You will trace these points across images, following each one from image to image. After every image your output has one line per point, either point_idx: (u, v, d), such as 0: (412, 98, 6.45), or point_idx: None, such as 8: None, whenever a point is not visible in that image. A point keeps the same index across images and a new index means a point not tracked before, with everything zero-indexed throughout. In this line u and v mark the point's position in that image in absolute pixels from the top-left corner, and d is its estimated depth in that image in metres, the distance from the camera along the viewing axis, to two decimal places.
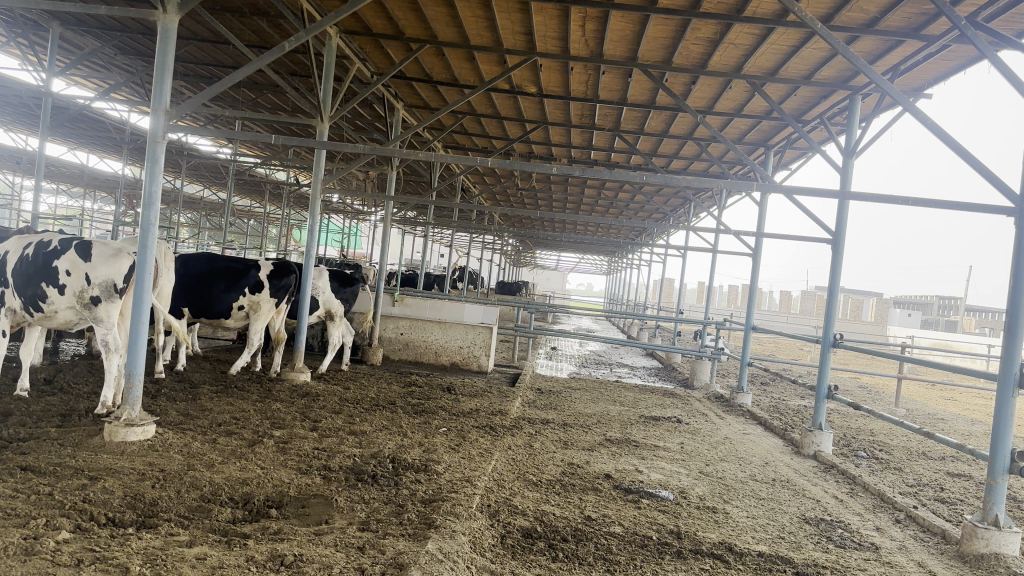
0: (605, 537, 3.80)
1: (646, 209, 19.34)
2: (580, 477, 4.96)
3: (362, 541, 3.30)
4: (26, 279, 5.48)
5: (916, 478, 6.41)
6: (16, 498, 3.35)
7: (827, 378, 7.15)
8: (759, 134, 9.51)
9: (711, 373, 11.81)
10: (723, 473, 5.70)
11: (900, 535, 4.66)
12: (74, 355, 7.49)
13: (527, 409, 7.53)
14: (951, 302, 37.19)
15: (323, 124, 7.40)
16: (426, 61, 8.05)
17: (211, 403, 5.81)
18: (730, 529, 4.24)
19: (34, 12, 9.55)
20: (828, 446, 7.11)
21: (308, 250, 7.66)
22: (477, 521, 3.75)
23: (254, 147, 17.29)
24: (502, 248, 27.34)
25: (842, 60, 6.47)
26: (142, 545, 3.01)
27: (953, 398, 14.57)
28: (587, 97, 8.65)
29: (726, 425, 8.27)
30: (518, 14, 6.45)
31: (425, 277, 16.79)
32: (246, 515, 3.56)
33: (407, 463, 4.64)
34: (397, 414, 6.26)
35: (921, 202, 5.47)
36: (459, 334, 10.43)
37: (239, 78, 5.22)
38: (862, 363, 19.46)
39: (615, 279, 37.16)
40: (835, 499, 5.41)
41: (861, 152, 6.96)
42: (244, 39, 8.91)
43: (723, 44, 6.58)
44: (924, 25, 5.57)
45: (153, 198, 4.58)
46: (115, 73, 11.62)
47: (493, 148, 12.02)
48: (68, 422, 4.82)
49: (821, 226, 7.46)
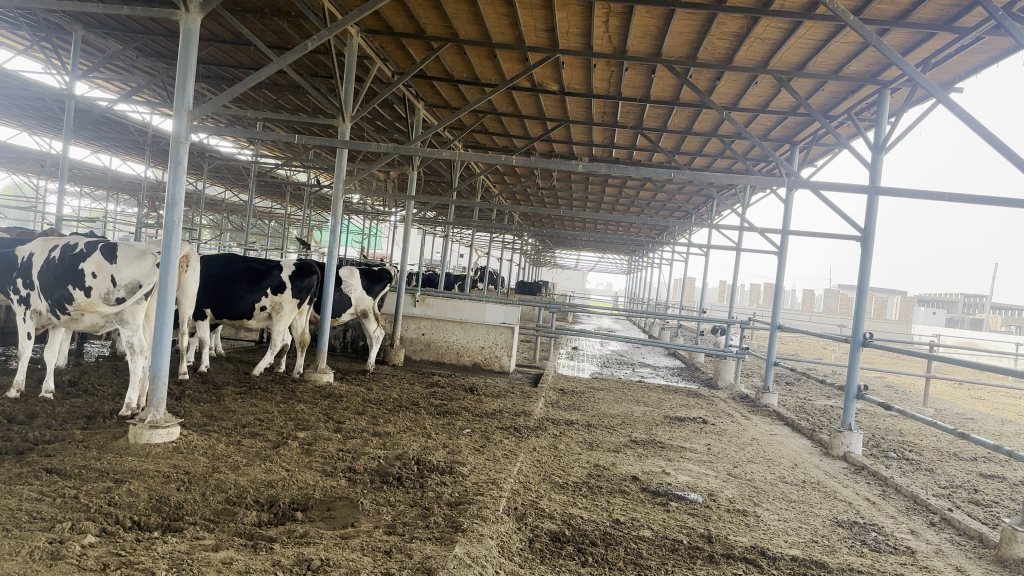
0: (635, 541, 3.73)
1: (668, 207, 19.23)
2: (607, 479, 4.90)
3: (389, 545, 3.25)
4: (53, 282, 5.49)
5: (949, 479, 6.27)
6: (41, 502, 3.33)
7: (856, 377, 7.01)
8: (785, 130, 9.38)
9: (736, 372, 11.68)
10: (752, 475, 5.61)
11: (936, 539, 4.54)
12: (99, 357, 7.53)
13: (550, 410, 7.47)
14: (976, 300, 36.69)
15: (344, 124, 7.37)
16: (447, 60, 8.01)
17: (236, 405, 5.79)
18: (762, 533, 4.15)
19: (56, 15, 9.61)
20: (858, 447, 6.98)
21: (330, 250, 7.62)
22: (504, 525, 3.68)
23: (275, 148, 17.38)
24: (522, 248, 27.26)
25: (873, 53, 6.33)
26: (168, 549, 2.98)
27: (982, 397, 14.33)
28: (610, 95, 8.57)
29: (752, 425, 8.17)
30: (541, 11, 6.39)
31: (445, 277, 16.78)
32: (272, 518, 3.53)
33: (433, 465, 4.59)
34: (420, 415, 6.23)
35: (956, 198, 5.36)
36: (480, 334, 10.38)
37: (261, 77, 5.18)
38: (889, 362, 19.23)
39: (636, 278, 37.04)
40: (866, 501, 5.30)
41: (890, 148, 6.83)
42: (265, 40, 8.92)
43: (750, 38, 6.47)
44: (957, 17, 5.45)
45: (177, 200, 4.55)
46: (138, 76, 11.68)
47: (514, 147, 11.97)
48: (94, 424, 4.81)
49: (850, 223, 7.33)
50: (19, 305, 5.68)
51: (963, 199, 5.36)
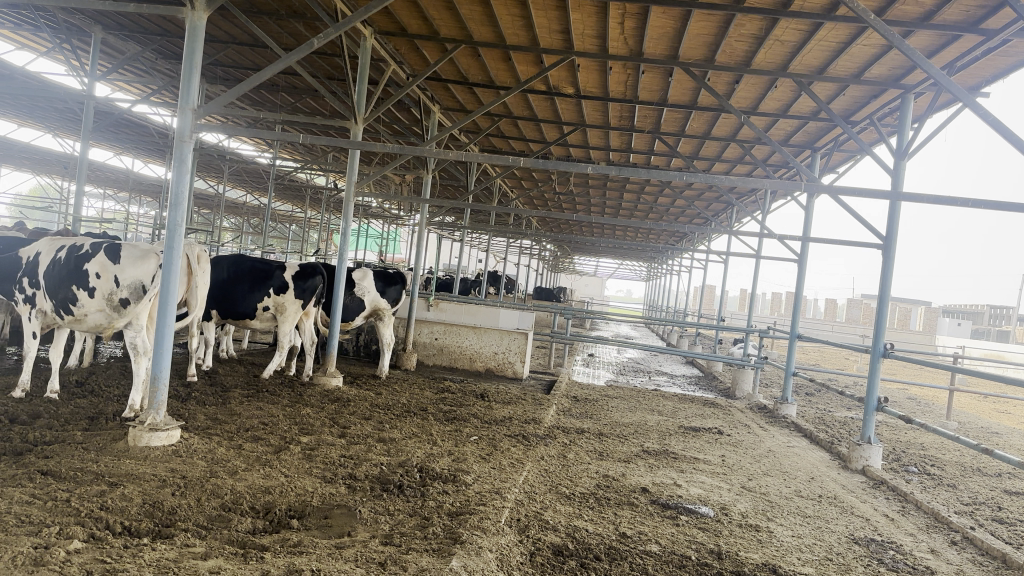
0: (640, 556, 3.59)
1: (687, 213, 19.15)
2: (616, 491, 4.76)
3: (383, 557, 3.14)
4: (57, 282, 5.44)
5: (971, 496, 6.06)
6: (32, 505, 3.26)
7: (876, 391, 6.80)
8: (806, 136, 9.23)
9: (754, 382, 11.43)
10: (766, 489, 5.43)
11: (957, 559, 4.36)
12: (111, 358, 7.50)
13: (561, 418, 7.33)
14: (1002, 312, 36.06)
15: (356, 126, 7.30)
16: (461, 62, 7.93)
17: (241, 408, 5.73)
18: (774, 549, 4.00)
19: (77, 17, 9.67)
20: (877, 461, 6.78)
21: (341, 253, 7.50)
22: (505, 537, 3.57)
23: (294, 151, 17.41)
24: (540, 253, 27.19)
25: (895, 57, 6.19)
26: (155, 557, 2.89)
27: (1007, 411, 14.02)
28: (627, 98, 8.46)
29: (769, 437, 7.96)
30: (556, 12, 6.29)
31: (461, 281, 16.62)
32: (267, 525, 3.44)
33: (435, 473, 4.48)
34: (427, 421, 6.12)
35: (981, 203, 5.20)
36: (494, 339, 10.24)
37: (270, 73, 5.08)
38: (912, 375, 18.93)
39: (654, 286, 36.80)
40: (885, 517, 5.13)
41: (913, 154, 6.67)
42: (281, 42, 8.92)
43: (769, 40, 6.34)
44: (983, 19, 5.29)
45: (181, 198, 4.49)
46: (156, 78, 11.71)
47: (529, 150, 11.92)
48: (95, 425, 4.76)
49: (871, 231, 7.16)
50: (24, 305, 5.65)
51: (992, 204, 5.19)
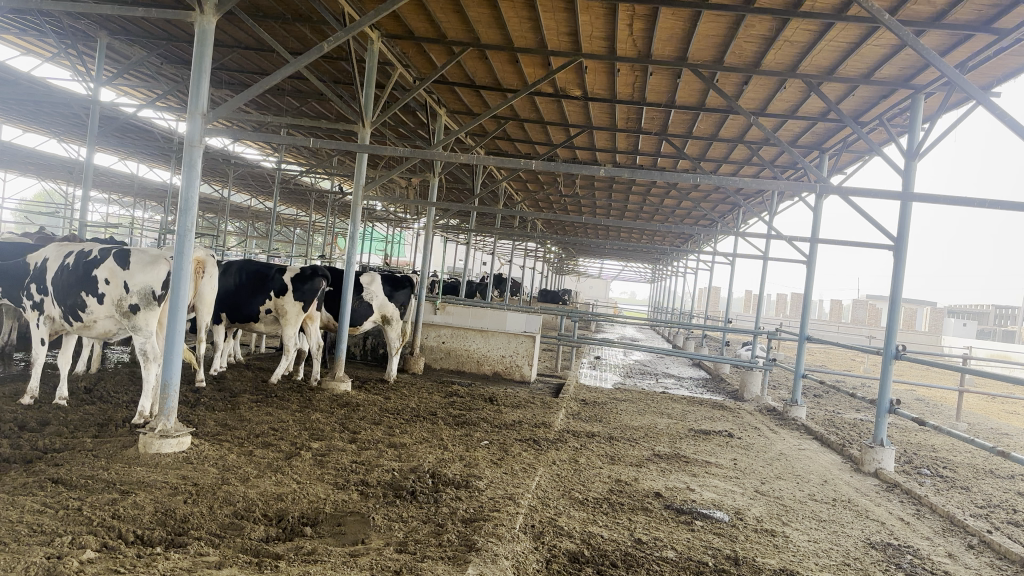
0: (657, 563, 3.55)
1: (692, 215, 19.12)
2: (628, 496, 4.72)
3: (398, 565, 3.10)
4: (66, 289, 5.42)
5: (985, 499, 6.01)
6: (44, 514, 3.24)
7: (888, 392, 6.74)
8: (814, 137, 9.19)
9: (763, 385, 11.38)
10: (779, 493, 5.39)
11: (975, 563, 4.31)
12: (119, 363, 7.48)
13: (571, 422, 7.30)
14: (1007, 312, 36.04)
15: (364, 129, 7.26)
16: (468, 65, 7.90)
17: (250, 413, 5.70)
18: (791, 555, 3.96)
19: (82, 22, 9.66)
20: (890, 464, 6.72)
21: (348, 257, 7.45)
22: (520, 544, 3.53)
23: (299, 154, 17.41)
24: (544, 255, 27.14)
25: (906, 57, 6.15)
26: (169, 566, 2.86)
27: (1015, 412, 13.97)
28: (635, 100, 8.43)
29: (780, 440, 7.91)
30: (564, 13, 6.25)
31: (466, 284, 16.34)
32: (281, 532, 3.41)
33: (447, 479, 4.44)
34: (437, 426, 6.10)
35: (997, 204, 5.16)
36: (501, 343, 10.20)
37: (280, 78, 5.05)
38: (920, 376, 18.87)
39: (658, 287, 36.71)
40: (900, 521, 5.09)
41: (925, 154, 6.63)
42: (287, 45, 8.90)
43: (779, 41, 6.30)
44: (995, 18, 5.25)
45: (191, 204, 4.48)
46: (162, 83, 11.70)
47: (535, 153, 11.91)
48: (105, 432, 4.74)
49: (882, 232, 7.12)
50: (31, 311, 5.61)
51: (1007, 205, 5.15)
